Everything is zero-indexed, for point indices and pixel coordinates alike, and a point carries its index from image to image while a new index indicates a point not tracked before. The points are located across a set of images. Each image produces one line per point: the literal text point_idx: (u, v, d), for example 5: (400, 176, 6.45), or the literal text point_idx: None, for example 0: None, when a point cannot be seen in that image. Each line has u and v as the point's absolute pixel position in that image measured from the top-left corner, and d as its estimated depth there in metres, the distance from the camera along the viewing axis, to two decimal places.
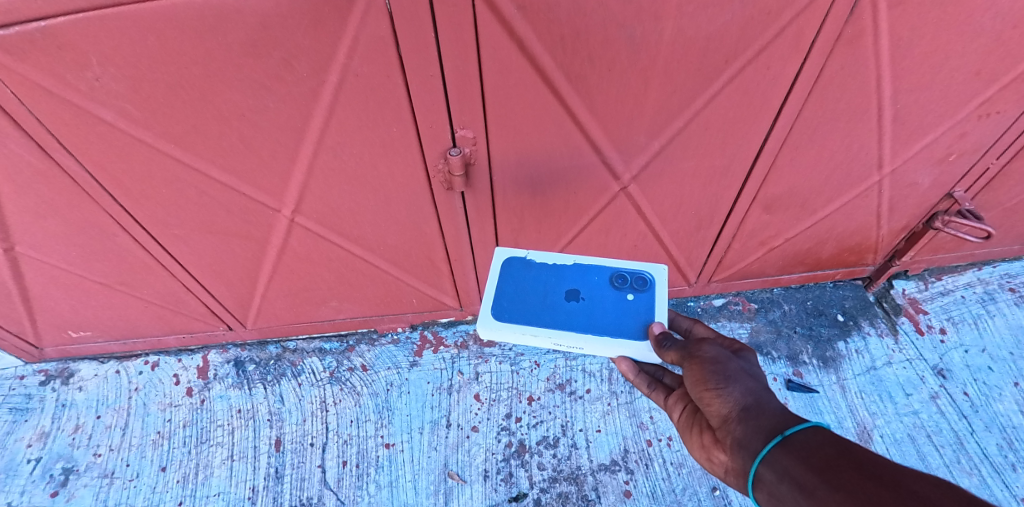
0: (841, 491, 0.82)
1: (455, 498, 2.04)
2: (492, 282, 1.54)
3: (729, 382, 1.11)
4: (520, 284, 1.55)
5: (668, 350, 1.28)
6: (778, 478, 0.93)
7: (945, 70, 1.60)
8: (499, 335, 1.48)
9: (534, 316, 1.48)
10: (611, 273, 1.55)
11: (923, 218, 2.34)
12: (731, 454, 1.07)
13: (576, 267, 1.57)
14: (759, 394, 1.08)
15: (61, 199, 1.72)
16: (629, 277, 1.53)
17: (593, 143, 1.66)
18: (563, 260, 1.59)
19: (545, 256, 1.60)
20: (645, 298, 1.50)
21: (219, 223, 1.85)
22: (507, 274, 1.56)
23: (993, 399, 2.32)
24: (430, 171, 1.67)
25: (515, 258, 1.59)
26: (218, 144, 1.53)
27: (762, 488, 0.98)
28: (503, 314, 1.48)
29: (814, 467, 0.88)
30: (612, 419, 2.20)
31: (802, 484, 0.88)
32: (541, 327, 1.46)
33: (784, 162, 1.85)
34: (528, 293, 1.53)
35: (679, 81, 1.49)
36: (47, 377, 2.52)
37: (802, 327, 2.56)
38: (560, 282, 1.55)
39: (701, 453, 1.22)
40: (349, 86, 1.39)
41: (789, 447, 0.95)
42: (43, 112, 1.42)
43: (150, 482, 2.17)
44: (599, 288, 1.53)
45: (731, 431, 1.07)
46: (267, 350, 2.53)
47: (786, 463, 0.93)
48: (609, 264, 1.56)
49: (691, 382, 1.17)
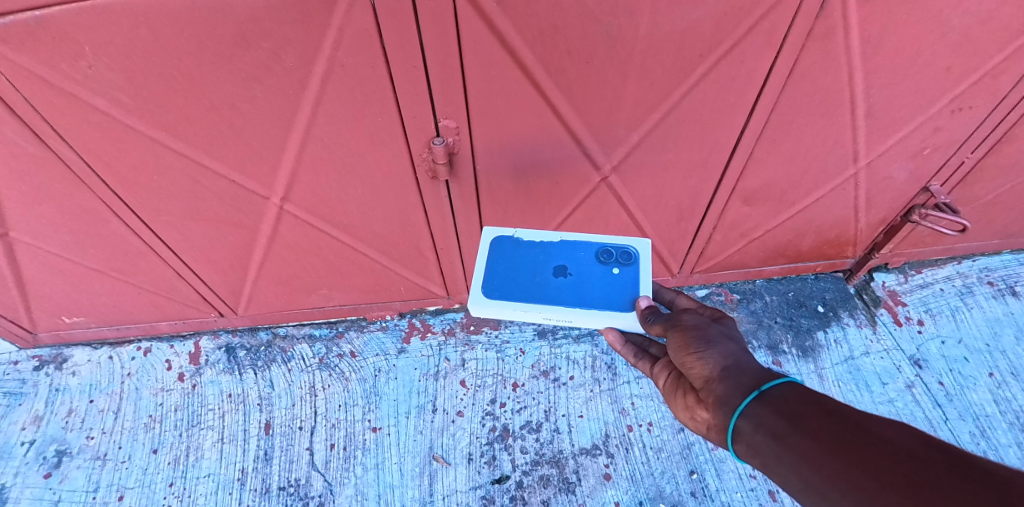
0: (811, 437, 0.90)
1: (440, 480, 2.09)
2: (481, 261, 1.60)
3: (708, 345, 1.15)
4: (509, 261, 1.59)
5: (653, 323, 1.34)
6: (755, 429, 0.98)
7: (916, 66, 1.65)
8: (491, 312, 1.53)
9: (525, 292, 1.53)
10: (597, 248, 1.60)
11: (902, 211, 2.39)
12: (713, 411, 1.10)
13: (563, 244, 1.62)
14: (738, 354, 1.12)
15: (55, 186, 1.75)
16: (615, 252, 1.59)
17: (573, 134, 1.71)
18: (551, 237, 1.64)
19: (533, 234, 1.65)
20: (631, 271, 1.56)
21: (210, 211, 1.89)
22: (495, 253, 1.61)
23: (967, 389, 2.37)
24: (415, 160, 1.71)
25: (504, 238, 1.64)
26: (208, 132, 1.57)
27: (741, 441, 1.02)
28: (494, 292, 1.52)
29: (787, 417, 0.94)
30: (594, 405, 2.26)
31: (776, 433, 0.94)
32: (531, 302, 1.51)
33: (761, 155, 1.90)
34: (517, 270, 1.58)
35: (656, 75, 1.53)
36: (42, 362, 2.56)
37: (783, 317, 2.62)
38: (548, 258, 1.60)
39: (685, 413, 1.27)
40: (336, 77, 1.43)
41: (765, 401, 0.99)
42: (38, 100, 1.46)
43: (142, 464, 2.22)
44: (587, 263, 1.58)
45: (712, 390, 1.11)
46: (258, 336, 2.58)
47: (762, 415, 0.98)
48: (595, 239, 1.61)
49: (674, 349, 1.22)
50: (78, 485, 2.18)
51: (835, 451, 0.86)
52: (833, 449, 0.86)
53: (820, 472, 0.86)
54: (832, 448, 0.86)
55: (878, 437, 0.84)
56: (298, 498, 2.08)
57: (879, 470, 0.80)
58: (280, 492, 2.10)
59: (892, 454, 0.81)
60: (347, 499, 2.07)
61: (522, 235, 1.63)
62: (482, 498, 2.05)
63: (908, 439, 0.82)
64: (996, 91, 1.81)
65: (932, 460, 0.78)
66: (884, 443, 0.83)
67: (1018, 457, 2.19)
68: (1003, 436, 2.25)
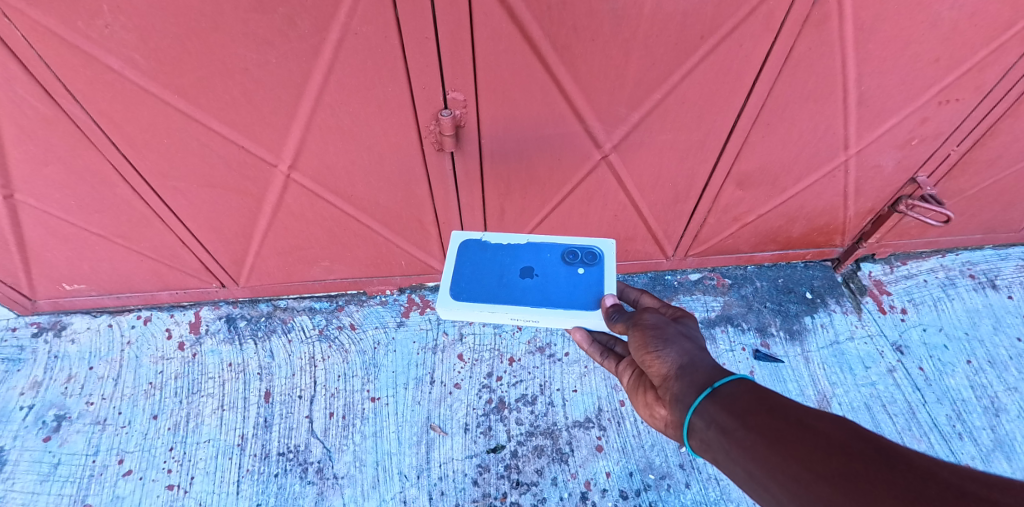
0: (755, 432, 0.96)
1: (437, 448, 2.15)
2: (449, 263, 1.67)
3: (665, 344, 1.22)
4: (476, 263, 1.67)
5: (617, 321, 1.41)
6: (706, 424, 1.05)
7: (906, 56, 1.72)
8: (459, 314, 1.61)
9: (490, 293, 1.61)
10: (563, 250, 1.68)
11: (889, 202, 2.48)
12: (670, 408, 1.17)
13: (529, 245, 1.70)
14: (693, 353, 1.18)
15: (64, 147, 1.78)
16: (580, 253, 1.67)
17: (576, 112, 1.76)
18: (518, 240, 1.72)
19: (500, 237, 1.73)
20: (594, 271, 1.64)
21: (217, 176, 1.91)
22: (463, 255, 1.69)
23: (946, 375, 2.46)
24: (422, 131, 1.76)
25: (471, 241, 1.72)
26: (221, 96, 1.60)
27: (695, 437, 1.08)
28: (461, 294, 1.60)
29: (733, 412, 1.01)
30: (588, 380, 2.34)
31: (725, 429, 1.01)
32: (497, 303, 1.59)
33: (756, 138, 1.96)
34: (484, 272, 1.66)
35: (657, 54, 1.59)
36: (40, 329, 2.57)
37: (772, 303, 2.70)
38: (514, 260, 1.68)
39: (645, 410, 1.33)
40: (349, 45, 1.47)
41: (716, 398, 1.06)
42: (52, 57, 1.48)
43: (142, 429, 2.24)
44: (552, 264, 1.66)
45: (669, 387, 1.17)
46: (258, 308, 2.62)
47: (713, 412, 1.04)
48: (561, 241, 1.69)
49: (634, 347, 1.28)
50: (78, 449, 2.20)
51: (776, 445, 0.92)
52: (775, 443, 0.92)
53: (764, 466, 0.92)
54: (773, 443, 0.93)
55: (815, 432, 0.90)
56: (297, 464, 2.13)
57: (814, 462, 0.86)
58: (279, 458, 2.14)
59: (827, 446, 0.87)
60: (346, 465, 2.12)
61: (488, 238, 1.71)
62: (477, 466, 2.11)
63: (842, 433, 0.88)
64: (981, 85, 1.88)
65: (861, 451, 0.84)
66: (820, 436, 0.89)
67: (990, 440, 2.28)
68: (977, 419, 2.33)
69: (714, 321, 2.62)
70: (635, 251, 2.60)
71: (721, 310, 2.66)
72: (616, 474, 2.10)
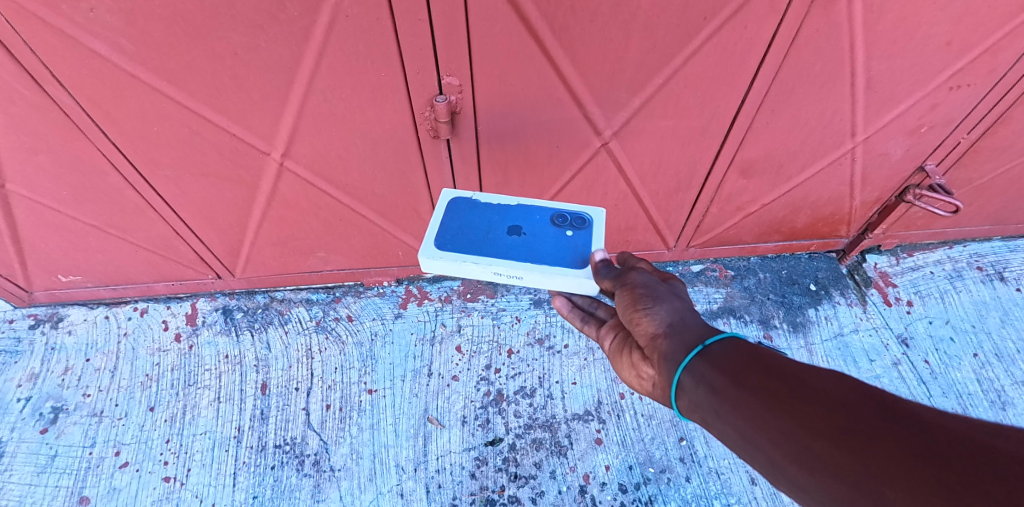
0: (747, 388, 0.92)
1: (434, 441, 2.13)
2: (437, 216, 1.60)
3: (656, 302, 1.18)
4: (464, 220, 1.60)
5: (604, 278, 1.37)
6: (695, 383, 1.01)
7: (917, 38, 1.66)
8: (440, 266, 1.51)
9: (475, 247, 1.52)
10: (553, 212, 1.62)
11: (896, 191, 2.42)
12: (657, 367, 1.13)
13: (519, 206, 1.64)
14: (682, 311, 1.15)
15: (54, 135, 1.74)
16: (569, 217, 1.61)
17: (575, 97, 1.72)
18: (507, 201, 1.65)
19: (490, 197, 1.66)
20: (583, 234, 1.57)
21: (209, 165, 1.88)
22: (451, 211, 1.62)
23: (952, 368, 2.42)
24: (417, 118, 1.71)
25: (460, 198, 1.65)
26: (210, 82, 1.56)
27: (683, 397, 1.05)
28: (445, 245, 1.51)
29: (724, 370, 0.97)
30: (587, 372, 2.32)
31: (714, 387, 0.97)
32: (482, 257, 1.49)
33: (760, 125, 1.91)
34: (470, 227, 1.58)
35: (659, 36, 1.53)
36: (37, 321, 2.56)
37: (775, 294, 2.66)
38: (503, 220, 1.61)
39: (630, 372, 1.30)
40: (340, 28, 1.42)
41: (707, 356, 1.02)
42: (37, 42, 1.44)
43: (139, 421, 2.23)
44: (541, 225, 1.59)
45: (658, 346, 1.14)
46: (255, 299, 2.60)
47: (704, 370, 1.00)
48: (552, 205, 1.64)
49: (623, 306, 1.24)
50: (75, 440, 2.19)
51: (770, 401, 0.88)
52: (768, 399, 0.89)
53: (756, 423, 0.88)
54: (767, 399, 0.89)
55: (811, 386, 0.87)
56: (293, 456, 2.12)
57: (811, 418, 0.83)
58: (276, 450, 2.13)
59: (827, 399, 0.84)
60: (343, 458, 2.10)
61: (479, 196, 1.65)
62: (475, 459, 2.09)
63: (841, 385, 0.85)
64: (994, 69, 1.82)
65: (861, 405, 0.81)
66: (817, 389, 0.86)
67: None
68: (983, 413, 2.30)
69: (716, 312, 2.58)
70: (636, 242, 2.56)
71: (723, 301, 2.62)
72: (616, 467, 2.08)
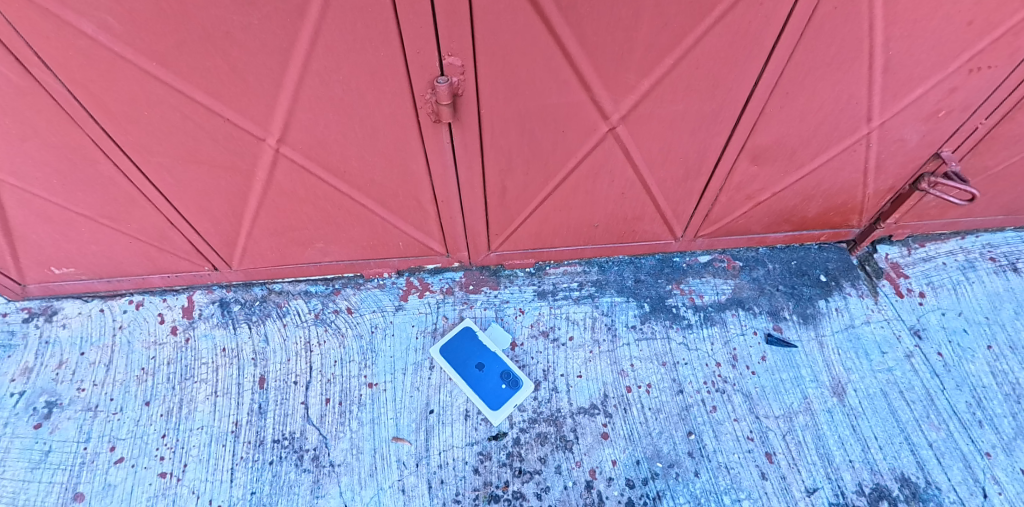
0: None
1: (437, 436, 2.08)
2: (450, 330, 2.38)
3: None
4: (461, 344, 2.34)
5: None
6: None
7: (940, 17, 1.59)
8: (434, 353, 2.30)
9: (453, 361, 2.28)
10: (508, 368, 2.26)
11: (910, 179, 2.35)
12: None
13: (494, 352, 2.31)
14: None
15: (42, 121, 1.68)
16: (513, 381, 2.22)
17: (582, 79, 1.65)
18: (491, 346, 2.33)
19: (488, 336, 2.37)
20: (510, 394, 2.19)
21: (203, 152, 1.82)
22: (459, 333, 2.37)
23: (965, 361, 2.36)
24: (418, 101, 1.65)
25: (468, 327, 2.39)
26: (202, 64, 1.50)
27: None
28: (443, 348, 2.32)
29: None
30: (593, 365, 2.28)
31: None
32: (451, 369, 2.25)
33: (773, 109, 1.84)
34: (463, 347, 2.33)
35: (670, 14, 1.46)
36: (31, 314, 2.50)
37: (784, 285, 2.60)
38: (479, 354, 2.30)
39: None
40: (337, 5, 1.35)
41: None
42: (19, 21, 1.37)
43: (134, 415, 2.19)
44: (495, 370, 2.25)
45: None
46: (252, 292, 2.54)
47: None
48: (512, 364, 2.27)
49: None
50: (69, 435, 2.14)
51: None
52: None
53: None
54: None
55: None
56: (292, 451, 2.07)
57: None
58: (275, 445, 2.08)
59: None
60: (343, 453, 2.05)
61: (480, 331, 2.38)
62: (478, 454, 2.04)
63: None
64: (1017, 50, 1.75)
65: None
66: None
67: (1012, 428, 2.19)
68: (998, 406, 2.24)
69: (724, 304, 2.52)
70: (642, 232, 2.50)
71: (731, 293, 2.56)
72: (623, 462, 2.03)
